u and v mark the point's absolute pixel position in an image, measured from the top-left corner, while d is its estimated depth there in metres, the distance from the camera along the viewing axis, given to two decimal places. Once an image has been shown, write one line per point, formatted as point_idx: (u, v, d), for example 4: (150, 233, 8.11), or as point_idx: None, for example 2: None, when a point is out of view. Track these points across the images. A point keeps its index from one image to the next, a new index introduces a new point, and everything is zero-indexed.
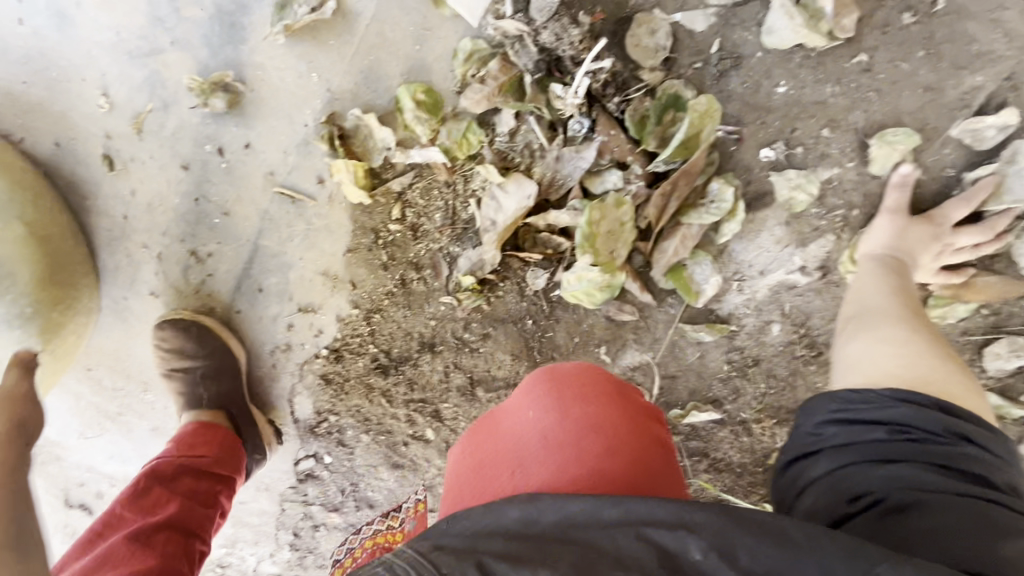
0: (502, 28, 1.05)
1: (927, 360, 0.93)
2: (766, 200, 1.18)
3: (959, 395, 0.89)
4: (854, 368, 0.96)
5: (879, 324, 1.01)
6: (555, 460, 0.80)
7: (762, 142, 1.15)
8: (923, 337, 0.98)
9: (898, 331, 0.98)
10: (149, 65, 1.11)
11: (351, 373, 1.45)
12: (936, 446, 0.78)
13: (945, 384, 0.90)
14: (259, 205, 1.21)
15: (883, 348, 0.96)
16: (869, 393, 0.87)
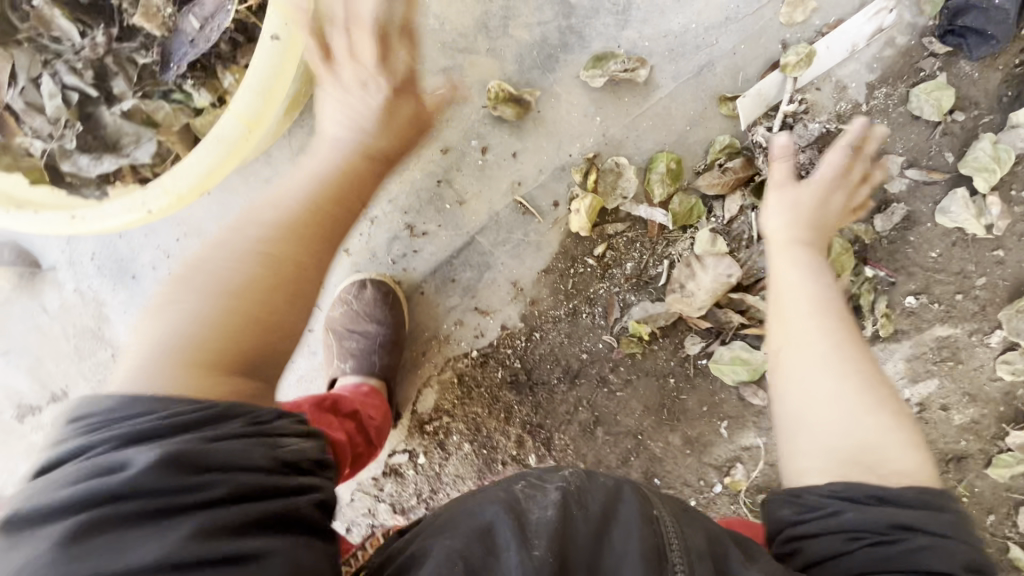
0: (769, 140, 1.25)
1: (879, 419, 0.86)
2: (899, 337, 1.43)
3: (891, 451, 0.83)
4: (806, 429, 0.89)
5: (799, 372, 0.92)
6: None
7: (909, 291, 1.40)
8: (847, 373, 0.90)
9: (828, 374, 0.90)
10: (455, 60, 1.24)
11: (485, 380, 1.48)
12: (885, 550, 0.74)
13: (880, 440, 0.84)
14: (494, 206, 1.31)
15: (807, 415, 0.89)
16: (813, 497, 0.82)
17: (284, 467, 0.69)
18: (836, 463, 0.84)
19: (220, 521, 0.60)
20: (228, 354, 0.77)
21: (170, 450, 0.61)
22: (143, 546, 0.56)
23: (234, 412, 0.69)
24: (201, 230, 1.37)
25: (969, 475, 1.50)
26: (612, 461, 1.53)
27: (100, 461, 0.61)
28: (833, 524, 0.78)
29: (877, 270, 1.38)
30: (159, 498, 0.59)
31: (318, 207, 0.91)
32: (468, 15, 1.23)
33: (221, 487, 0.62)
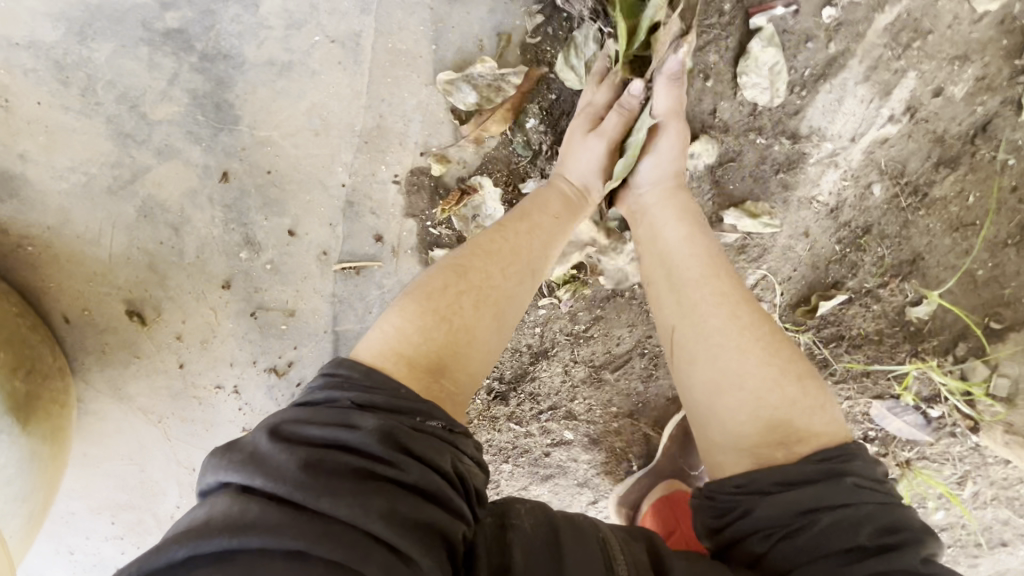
0: None
1: (778, 385, 0.81)
2: (838, 63, 1.11)
3: (804, 417, 0.80)
4: (713, 402, 0.82)
5: (707, 354, 0.83)
6: (743, 419, 0.80)
7: (820, 4, 1.09)
8: (757, 343, 0.83)
9: (728, 351, 0.82)
10: (138, 193, 0.94)
11: (473, 413, 1.37)
12: (804, 537, 0.71)
13: (790, 406, 0.80)
14: (323, 290, 1.04)
15: (716, 402, 0.82)
16: (723, 497, 0.78)
17: (459, 481, 0.69)
18: (750, 450, 0.79)
19: (400, 512, 0.60)
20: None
21: (386, 430, 0.66)
22: (342, 508, 0.58)
23: (432, 414, 0.72)
24: (120, 503, 1.23)
25: (1008, 136, 1.19)
26: (639, 384, 1.38)
27: (333, 414, 0.68)
28: (746, 525, 0.75)
29: (770, 12, 1.08)
30: (369, 462, 0.62)
31: (510, 265, 0.86)
32: (100, 138, 0.91)
33: (413, 471, 0.64)
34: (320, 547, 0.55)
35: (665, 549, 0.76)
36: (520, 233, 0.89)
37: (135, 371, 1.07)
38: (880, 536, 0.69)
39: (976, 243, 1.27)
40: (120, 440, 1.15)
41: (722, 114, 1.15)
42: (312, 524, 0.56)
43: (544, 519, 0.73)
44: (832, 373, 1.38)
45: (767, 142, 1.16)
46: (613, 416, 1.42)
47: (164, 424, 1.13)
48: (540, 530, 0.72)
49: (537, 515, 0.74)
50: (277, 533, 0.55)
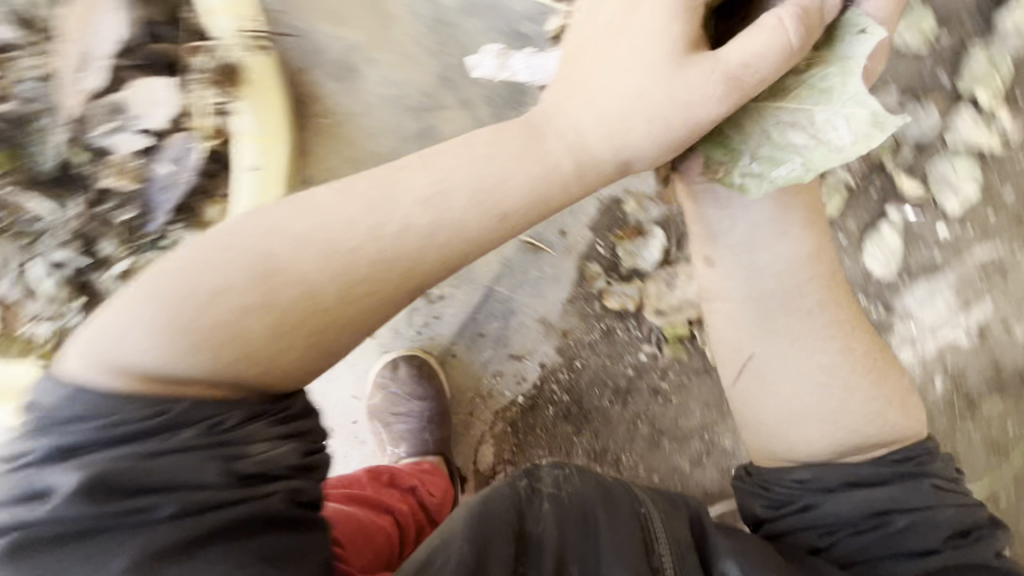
0: None
1: (852, 407, 0.85)
2: (941, 267, 1.38)
3: (887, 430, 0.85)
4: (812, 417, 0.85)
5: (783, 364, 0.86)
6: (827, 429, 0.84)
7: (938, 220, 1.35)
8: (864, 385, 0.86)
9: (834, 392, 0.85)
10: (425, 120, 1.22)
11: (538, 422, 1.44)
12: (876, 539, 0.80)
13: (882, 432, 0.85)
14: (503, 251, 1.27)
15: (792, 429, 0.86)
16: (782, 488, 0.85)
17: (232, 484, 0.59)
18: (830, 458, 0.84)
19: (190, 510, 0.56)
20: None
21: (101, 477, 0.54)
22: (114, 565, 0.53)
23: (188, 420, 0.59)
24: None
25: None
26: (687, 466, 1.48)
27: (21, 491, 0.55)
28: (806, 517, 0.83)
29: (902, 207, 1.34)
30: (84, 527, 0.53)
31: (355, 281, 0.65)
32: (427, 72, 1.20)
33: (170, 506, 0.55)
34: (116, 541, 0.54)
35: (708, 525, 0.85)
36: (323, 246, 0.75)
37: None
38: (956, 536, 0.80)
39: (1004, 464, 1.45)
40: None
41: (856, 266, 1.37)
42: (100, 520, 0.53)
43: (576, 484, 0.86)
44: None
45: (868, 304, 1.40)
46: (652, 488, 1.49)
47: None
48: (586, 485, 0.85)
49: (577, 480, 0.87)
50: (61, 538, 0.53)
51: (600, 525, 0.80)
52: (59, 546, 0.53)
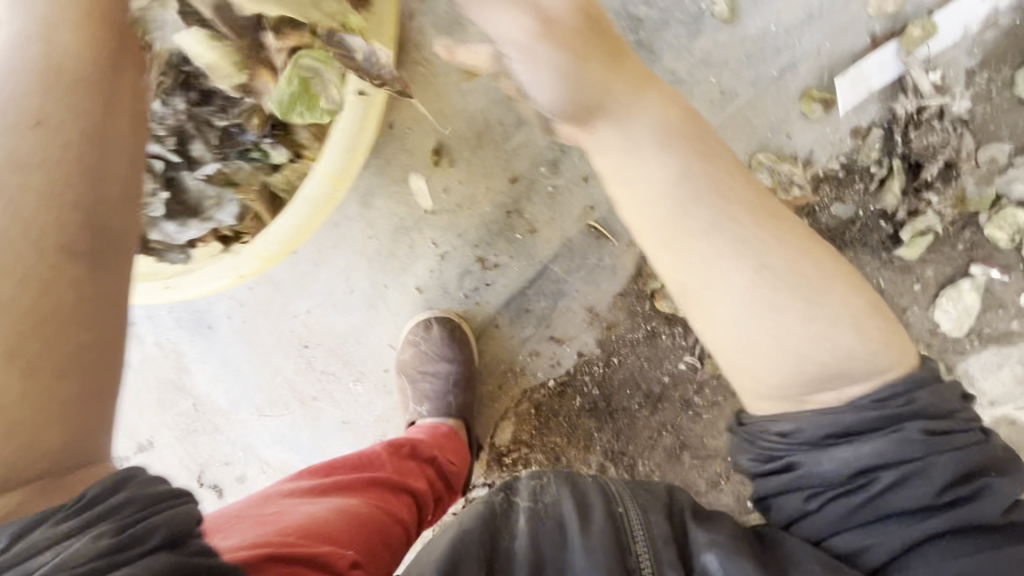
0: (872, 130, 1.22)
1: (817, 327, 0.72)
2: (1015, 338, 1.30)
3: (863, 370, 0.72)
4: (750, 349, 0.73)
5: (693, 247, 0.73)
6: (777, 368, 0.73)
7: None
8: (798, 304, 0.72)
9: (820, 327, 0.72)
10: None
11: (563, 408, 1.44)
12: (919, 504, 0.69)
13: (847, 357, 0.72)
14: (566, 232, 1.25)
15: (751, 358, 0.74)
16: (767, 437, 0.75)
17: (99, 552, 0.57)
18: (793, 399, 0.74)
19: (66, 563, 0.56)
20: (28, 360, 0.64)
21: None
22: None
23: None
24: (272, 277, 1.36)
25: None
26: (701, 485, 1.46)
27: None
28: (809, 478, 0.72)
29: (987, 268, 1.27)
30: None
31: None
32: None
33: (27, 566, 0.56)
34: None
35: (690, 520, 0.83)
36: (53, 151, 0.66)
37: (392, 191, 1.27)
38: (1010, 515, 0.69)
39: None
40: (325, 232, 1.31)
41: (925, 319, 1.32)
42: None
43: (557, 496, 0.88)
44: None
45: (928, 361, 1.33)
46: None
47: (370, 243, 1.30)
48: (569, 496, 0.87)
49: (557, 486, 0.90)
50: None
51: (579, 528, 0.81)
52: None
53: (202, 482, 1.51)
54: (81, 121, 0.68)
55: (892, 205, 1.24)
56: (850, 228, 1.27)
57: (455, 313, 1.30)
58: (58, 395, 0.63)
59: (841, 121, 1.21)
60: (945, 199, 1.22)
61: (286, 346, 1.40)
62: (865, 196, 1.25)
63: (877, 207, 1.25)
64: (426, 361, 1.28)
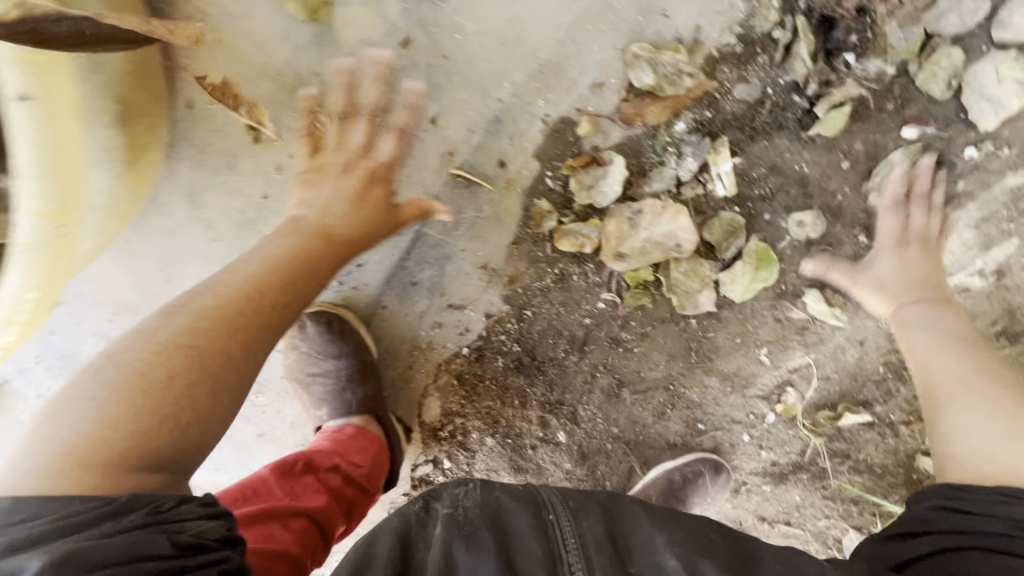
0: None
1: (983, 412, 0.92)
2: (964, 199, 1.14)
3: (965, 415, 0.94)
4: (970, 447, 0.91)
5: (964, 402, 0.95)
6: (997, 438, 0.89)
7: (969, 141, 1.09)
8: (1003, 391, 0.95)
9: (992, 408, 0.92)
10: (323, 22, 0.96)
11: (487, 372, 1.33)
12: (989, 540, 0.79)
13: (989, 453, 0.88)
14: (430, 189, 1.07)
15: (970, 461, 0.90)
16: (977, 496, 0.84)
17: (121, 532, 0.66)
18: (996, 438, 0.89)
19: (75, 553, 0.61)
20: (118, 451, 0.71)
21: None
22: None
23: None
24: (127, 304, 1.20)
25: None
26: (647, 417, 1.39)
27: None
28: (982, 509, 0.82)
29: (924, 126, 1.08)
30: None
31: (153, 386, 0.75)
32: None
33: (35, 560, 0.60)
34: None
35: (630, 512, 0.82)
36: (202, 321, 0.80)
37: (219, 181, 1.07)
38: None
39: None
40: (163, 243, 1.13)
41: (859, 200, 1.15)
42: None
43: (479, 500, 0.80)
44: (824, 486, 1.40)
45: None
46: (610, 438, 1.42)
47: (216, 245, 1.12)
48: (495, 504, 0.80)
49: (476, 497, 0.81)
50: None
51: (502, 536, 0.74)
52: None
53: None
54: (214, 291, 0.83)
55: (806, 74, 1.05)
56: (757, 111, 1.08)
57: (330, 306, 1.16)
58: (195, 409, 0.77)
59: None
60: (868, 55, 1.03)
61: None
62: (771, 71, 1.06)
63: (788, 81, 1.06)
64: (312, 360, 1.18)
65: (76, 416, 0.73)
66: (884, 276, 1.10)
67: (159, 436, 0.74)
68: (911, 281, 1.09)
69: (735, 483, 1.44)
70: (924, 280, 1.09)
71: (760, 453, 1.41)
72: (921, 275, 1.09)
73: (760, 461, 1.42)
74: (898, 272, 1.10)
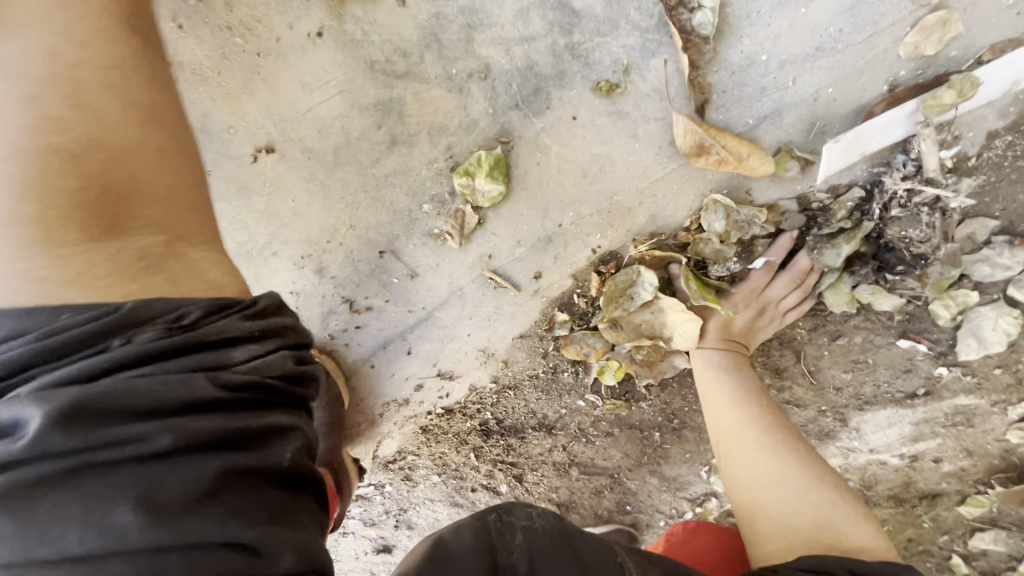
0: (842, 197, 0.94)
1: (788, 483, 0.97)
2: (918, 402, 1.27)
3: (783, 509, 0.95)
4: (767, 510, 0.97)
5: (745, 459, 1.02)
6: (790, 509, 0.95)
7: (944, 362, 1.20)
8: (804, 479, 0.96)
9: (817, 500, 0.94)
10: (395, 89, 0.83)
11: (452, 428, 1.34)
12: None
13: (817, 524, 0.92)
14: (455, 279, 1.00)
15: (772, 523, 0.96)
16: (788, 568, 0.83)
17: (230, 401, 0.55)
18: (798, 533, 0.92)
19: (93, 408, 0.49)
20: (74, 203, 0.60)
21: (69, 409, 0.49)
22: (71, 533, 0.46)
23: None
24: None
25: (938, 508, 1.50)
26: (585, 493, 1.49)
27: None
28: None
29: (916, 342, 1.17)
30: (76, 461, 0.48)
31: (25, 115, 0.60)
32: (409, 19, 0.79)
33: (164, 439, 0.50)
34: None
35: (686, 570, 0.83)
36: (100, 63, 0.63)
37: (219, 209, 0.92)
38: None
39: None
40: None
41: (836, 379, 1.24)
42: None
43: (553, 523, 0.76)
44: None
45: (823, 414, 1.31)
46: (546, 499, 1.51)
47: None
48: (554, 532, 0.74)
49: (550, 518, 0.76)
50: None
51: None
52: (68, 480, 0.48)
53: None
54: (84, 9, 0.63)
55: (845, 279, 1.04)
56: (789, 296, 1.05)
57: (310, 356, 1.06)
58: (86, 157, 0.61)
59: (816, 182, 0.92)
60: (910, 285, 1.02)
61: None
62: (817, 268, 1.03)
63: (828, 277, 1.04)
64: None
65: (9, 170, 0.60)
66: (732, 325, 1.07)
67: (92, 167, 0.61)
68: (746, 329, 1.08)
69: None
70: (745, 332, 1.09)
71: None
72: (742, 329, 1.08)
73: None
74: (717, 325, 1.07)
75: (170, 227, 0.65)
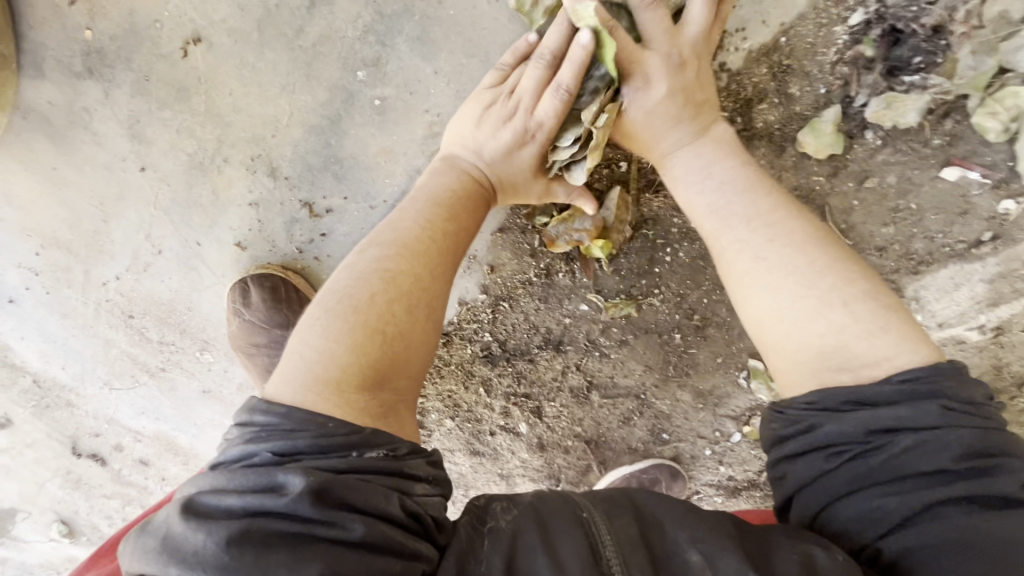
0: None
1: (807, 302, 0.70)
2: (988, 252, 1.05)
3: (796, 333, 0.70)
4: (781, 330, 0.71)
5: (744, 284, 0.76)
6: (802, 322, 0.70)
7: (1008, 193, 0.99)
8: (813, 295, 0.70)
9: (843, 316, 0.68)
10: None
11: (453, 358, 1.27)
12: (879, 462, 0.60)
13: (834, 345, 0.67)
14: (411, 159, 0.92)
15: (779, 344, 0.72)
16: (792, 411, 0.68)
17: (410, 523, 0.59)
18: (820, 367, 0.67)
19: (336, 490, 0.56)
20: (369, 376, 0.68)
21: (321, 484, 0.55)
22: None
23: None
24: (57, 239, 1.06)
25: None
26: (614, 421, 1.34)
27: (259, 476, 0.57)
28: (811, 442, 0.65)
29: (966, 170, 0.98)
30: (302, 529, 0.53)
31: (383, 321, 0.70)
32: None
33: (358, 527, 0.54)
34: None
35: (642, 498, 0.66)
36: (438, 310, 0.76)
37: (163, 118, 0.92)
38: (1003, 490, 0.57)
39: None
40: (98, 178, 0.98)
41: (876, 237, 1.06)
42: None
43: (521, 506, 0.65)
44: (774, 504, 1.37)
45: None
46: (572, 436, 1.36)
47: (160, 189, 0.98)
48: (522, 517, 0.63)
49: (516, 505, 0.65)
50: None
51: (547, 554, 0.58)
52: (287, 543, 0.52)
53: (79, 453, 1.40)
54: (445, 262, 0.78)
55: (825, 117, 0.95)
56: (757, 151, 0.99)
57: (279, 269, 1.02)
58: (407, 335, 0.71)
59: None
60: (935, 84, 0.90)
61: (107, 317, 1.15)
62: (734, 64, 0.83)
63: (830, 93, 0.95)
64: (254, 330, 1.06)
65: (317, 344, 0.68)
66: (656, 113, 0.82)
67: (409, 383, 0.72)
68: (677, 103, 0.82)
69: (687, 491, 1.41)
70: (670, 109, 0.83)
71: (719, 468, 1.38)
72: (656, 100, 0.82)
73: (717, 474, 1.39)
74: (647, 118, 0.83)
75: (407, 392, 0.72)
